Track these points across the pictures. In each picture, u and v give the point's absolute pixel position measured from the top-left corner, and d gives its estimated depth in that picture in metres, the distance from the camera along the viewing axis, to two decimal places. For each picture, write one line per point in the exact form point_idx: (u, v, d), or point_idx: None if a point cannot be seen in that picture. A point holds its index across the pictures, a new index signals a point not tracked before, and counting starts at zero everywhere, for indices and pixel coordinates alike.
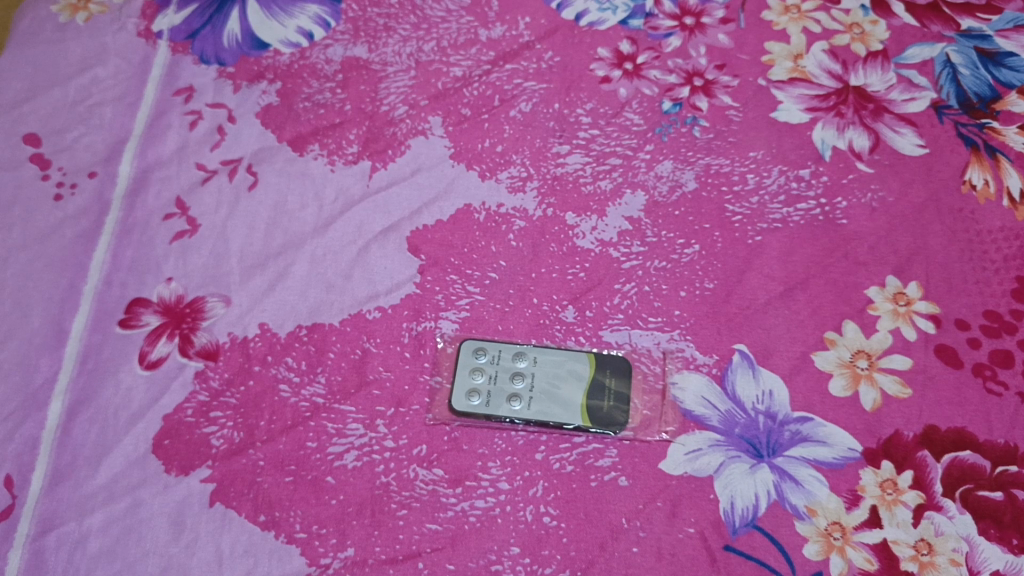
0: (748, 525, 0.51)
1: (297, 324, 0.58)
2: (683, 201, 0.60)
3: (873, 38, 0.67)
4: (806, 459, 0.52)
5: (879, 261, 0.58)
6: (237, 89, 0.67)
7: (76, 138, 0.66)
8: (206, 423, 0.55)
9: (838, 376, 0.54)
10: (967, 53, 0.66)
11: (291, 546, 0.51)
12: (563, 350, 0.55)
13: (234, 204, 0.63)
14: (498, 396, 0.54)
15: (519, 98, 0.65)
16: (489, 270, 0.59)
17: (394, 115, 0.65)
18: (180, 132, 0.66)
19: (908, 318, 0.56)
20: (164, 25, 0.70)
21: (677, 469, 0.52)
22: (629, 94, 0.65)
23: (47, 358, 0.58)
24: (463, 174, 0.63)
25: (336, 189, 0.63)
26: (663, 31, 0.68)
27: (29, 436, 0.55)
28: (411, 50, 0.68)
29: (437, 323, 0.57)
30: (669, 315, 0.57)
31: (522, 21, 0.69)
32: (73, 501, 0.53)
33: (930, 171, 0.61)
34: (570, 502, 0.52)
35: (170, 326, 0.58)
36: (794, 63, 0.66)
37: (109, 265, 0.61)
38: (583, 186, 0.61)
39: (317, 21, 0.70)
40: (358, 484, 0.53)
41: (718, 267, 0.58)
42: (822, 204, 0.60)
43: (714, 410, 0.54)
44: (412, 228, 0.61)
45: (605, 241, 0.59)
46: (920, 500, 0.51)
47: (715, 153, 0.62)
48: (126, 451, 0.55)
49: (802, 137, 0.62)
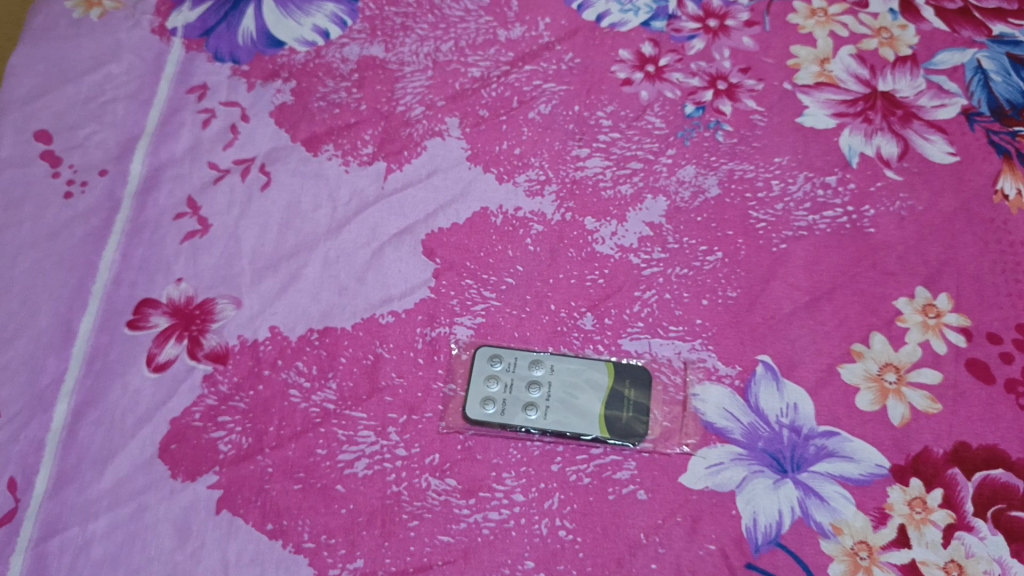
0: (771, 543, 0.49)
1: (308, 328, 0.57)
2: (706, 206, 0.59)
3: (902, 43, 0.65)
4: (831, 475, 0.50)
5: (909, 271, 0.56)
6: (251, 88, 0.66)
7: (87, 135, 0.65)
8: (214, 427, 0.54)
9: (865, 390, 0.53)
10: (1000, 59, 0.64)
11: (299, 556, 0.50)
12: (581, 359, 0.54)
13: (247, 205, 0.61)
14: (513, 405, 0.52)
15: (538, 100, 0.64)
16: (505, 276, 0.58)
17: (410, 115, 0.64)
18: (193, 130, 0.65)
19: (938, 330, 0.54)
20: (178, 22, 0.69)
21: (698, 483, 0.50)
22: (650, 97, 0.64)
23: (54, 359, 0.57)
24: (480, 176, 0.61)
25: (350, 190, 0.61)
26: (686, 33, 0.66)
27: (34, 438, 0.54)
28: (428, 50, 0.67)
29: (452, 329, 0.56)
30: (691, 323, 0.55)
31: (542, 21, 0.67)
32: (77, 505, 0.52)
33: (960, 179, 0.59)
34: (587, 516, 0.50)
35: (178, 328, 0.57)
36: (821, 67, 0.64)
37: (119, 264, 0.60)
38: (603, 190, 0.60)
39: (333, 19, 0.69)
40: (368, 494, 0.51)
41: (741, 276, 0.56)
42: (849, 212, 0.58)
43: (736, 423, 0.52)
44: (427, 231, 0.60)
45: (625, 247, 0.58)
46: (950, 520, 0.49)
47: (740, 158, 0.61)
48: (132, 455, 0.53)
49: (829, 144, 0.61)
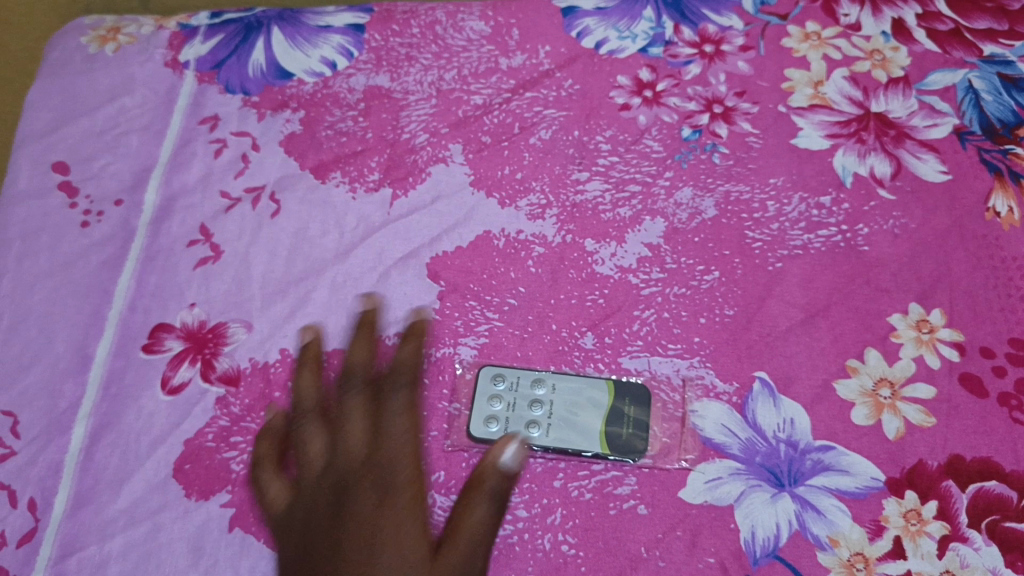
0: (769, 555, 0.50)
1: (317, 350, 0.58)
2: (703, 227, 0.60)
3: (894, 64, 0.67)
4: (828, 489, 0.51)
5: (902, 288, 0.57)
6: (261, 118, 0.68)
7: (103, 165, 0.67)
8: (226, 448, 0.55)
9: (860, 405, 0.54)
10: (990, 79, 0.65)
11: (325, 519, 0.49)
12: (582, 377, 0.55)
13: (257, 231, 0.63)
14: (515, 425, 0.54)
15: (538, 126, 0.66)
16: (508, 296, 0.59)
17: (415, 142, 0.66)
18: (205, 160, 0.67)
19: (932, 345, 0.55)
20: (190, 55, 0.72)
21: (697, 497, 0.52)
22: (648, 121, 0.65)
23: (72, 383, 0.59)
24: (482, 201, 0.63)
25: (357, 216, 0.63)
26: (682, 58, 0.68)
27: (53, 459, 0.56)
28: (432, 79, 0.69)
29: (456, 350, 0.58)
30: (689, 342, 0.56)
31: (542, 50, 0.70)
32: (94, 525, 0.54)
33: (953, 198, 0.60)
34: (589, 530, 0.51)
35: (192, 352, 0.59)
36: (814, 90, 0.66)
37: (134, 290, 0.62)
38: (602, 213, 0.62)
39: (340, 51, 0.71)
40: (392, 463, 0.51)
41: (738, 294, 0.58)
42: (843, 230, 0.60)
43: (734, 438, 0.53)
44: (432, 254, 0.61)
45: (624, 267, 0.59)
46: (945, 531, 0.50)
47: (735, 180, 0.62)
48: (147, 475, 0.55)
49: (823, 164, 0.62)
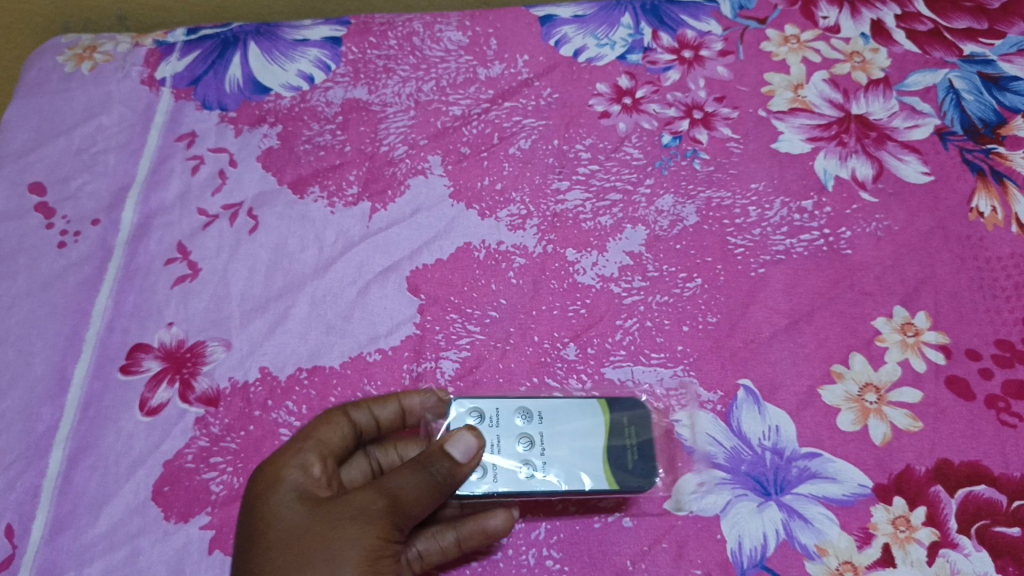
0: (757, 566, 0.49)
1: (297, 367, 0.58)
2: (684, 234, 0.60)
3: (874, 66, 0.66)
4: (815, 497, 0.51)
5: (886, 291, 0.57)
6: (239, 133, 0.68)
7: (80, 185, 0.67)
8: (206, 468, 0.55)
9: (846, 411, 0.53)
10: (971, 78, 0.65)
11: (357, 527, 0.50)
12: (571, 408, 0.52)
13: (235, 248, 0.63)
14: (506, 471, 0.50)
15: (517, 136, 0.65)
16: (489, 309, 0.58)
17: (394, 155, 0.65)
18: (183, 177, 0.66)
19: (917, 348, 0.55)
20: (167, 72, 0.72)
21: (683, 508, 0.51)
22: (628, 129, 0.65)
23: (50, 407, 0.58)
24: (462, 213, 0.62)
25: (336, 230, 0.63)
26: (661, 64, 0.68)
27: (30, 485, 0.55)
28: (410, 90, 0.69)
29: (438, 364, 0.57)
30: (672, 350, 0.56)
31: (520, 59, 0.69)
32: (72, 551, 0.53)
33: (936, 199, 0.60)
34: (574, 545, 0.51)
35: (170, 371, 0.58)
36: (795, 93, 0.65)
37: (112, 311, 0.61)
38: (583, 222, 0.61)
39: (317, 64, 0.71)
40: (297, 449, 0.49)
41: (721, 300, 0.57)
42: (825, 234, 0.59)
43: (720, 447, 0.53)
44: (412, 267, 0.61)
45: (606, 276, 0.59)
46: (934, 538, 0.49)
47: (716, 185, 0.62)
48: (126, 499, 0.54)
49: (804, 168, 0.62)
